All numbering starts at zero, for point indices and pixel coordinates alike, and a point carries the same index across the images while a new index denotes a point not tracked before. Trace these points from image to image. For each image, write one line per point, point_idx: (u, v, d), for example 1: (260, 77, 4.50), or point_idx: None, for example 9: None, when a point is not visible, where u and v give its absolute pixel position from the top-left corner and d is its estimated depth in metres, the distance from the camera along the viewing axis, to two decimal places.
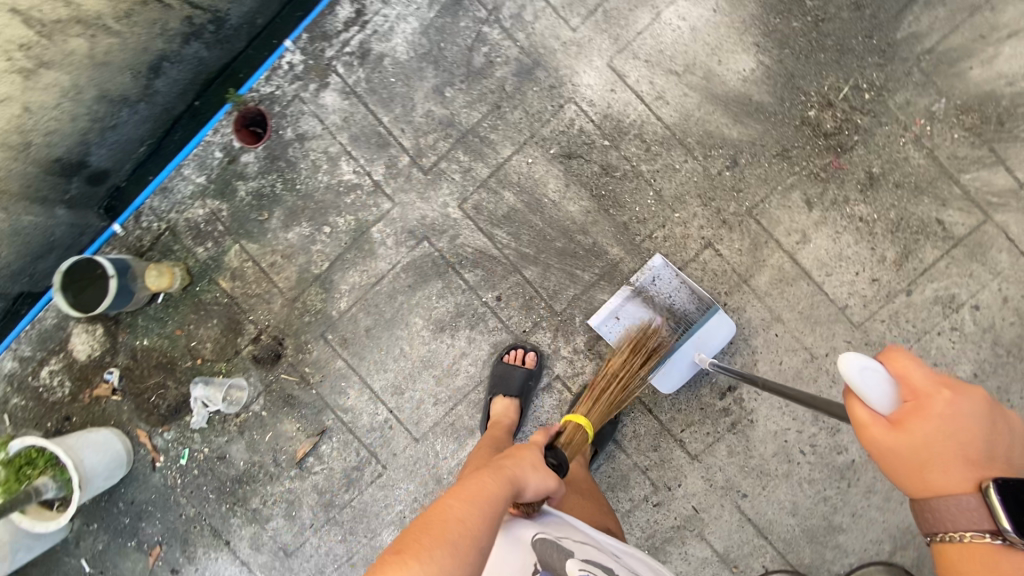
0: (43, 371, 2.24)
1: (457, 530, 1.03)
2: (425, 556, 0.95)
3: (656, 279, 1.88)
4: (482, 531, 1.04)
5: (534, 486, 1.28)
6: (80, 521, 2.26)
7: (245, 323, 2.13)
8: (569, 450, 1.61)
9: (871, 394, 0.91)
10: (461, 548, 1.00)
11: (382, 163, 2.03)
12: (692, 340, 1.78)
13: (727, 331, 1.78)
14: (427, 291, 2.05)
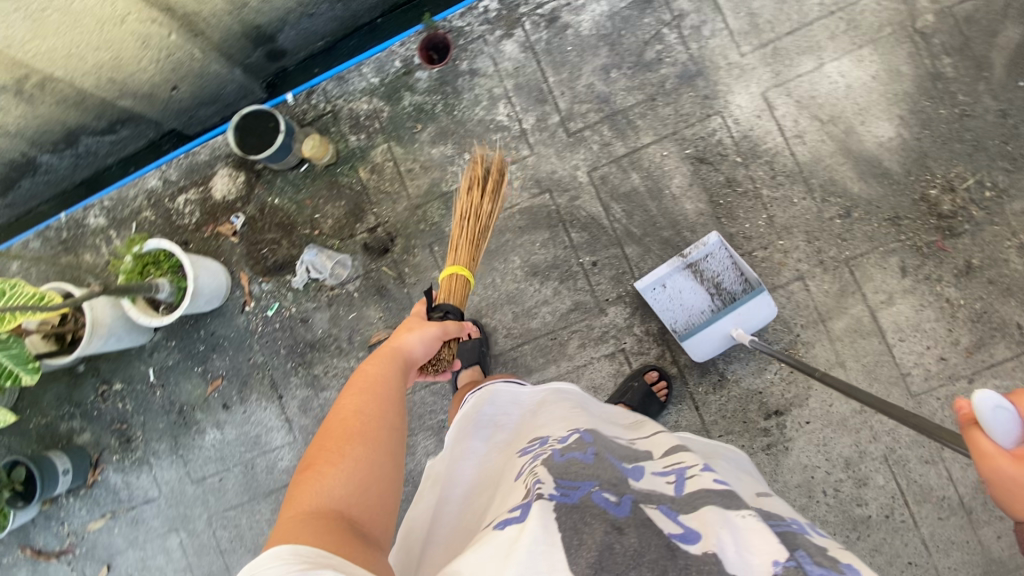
0: (180, 197, 2.49)
1: (352, 425, 1.30)
2: (329, 464, 1.21)
3: (710, 253, 2.05)
4: (373, 422, 1.33)
5: (417, 346, 1.58)
6: (160, 335, 2.48)
7: (367, 212, 2.36)
8: (448, 295, 1.81)
9: (998, 430, 0.95)
10: (363, 436, 1.28)
11: (534, 114, 2.24)
12: (733, 316, 1.96)
13: (768, 313, 1.95)
14: (534, 237, 2.23)
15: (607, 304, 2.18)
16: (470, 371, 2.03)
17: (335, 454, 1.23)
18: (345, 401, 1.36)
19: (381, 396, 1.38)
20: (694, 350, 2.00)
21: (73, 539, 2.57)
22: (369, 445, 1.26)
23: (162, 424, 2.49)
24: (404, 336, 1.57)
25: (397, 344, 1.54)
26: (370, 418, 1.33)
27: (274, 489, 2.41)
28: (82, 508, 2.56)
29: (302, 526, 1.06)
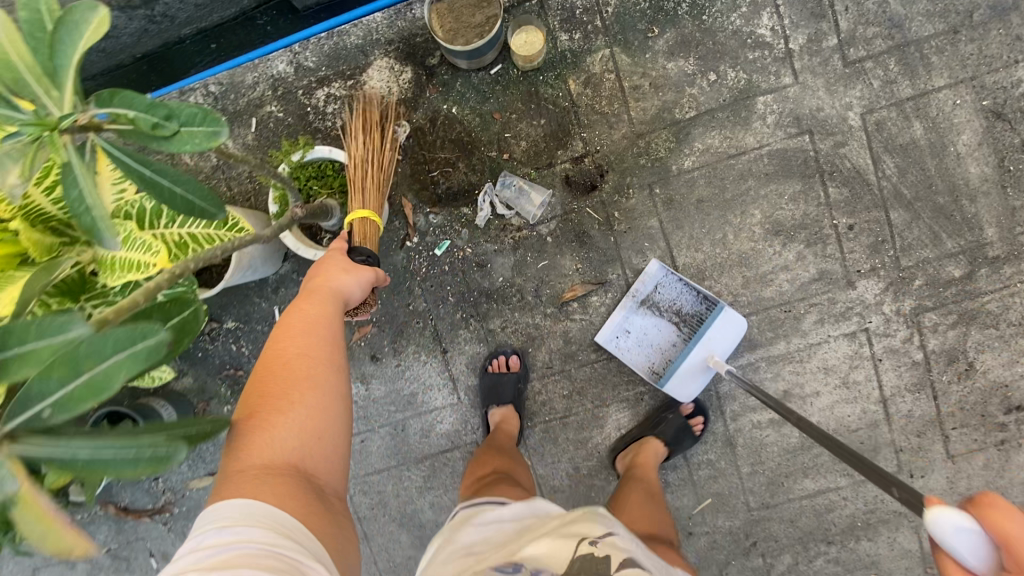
0: (320, 92, 1.92)
1: (289, 367, 1.18)
2: (284, 409, 1.11)
3: (658, 284, 1.90)
4: (328, 363, 1.21)
5: (351, 285, 1.37)
6: (290, 267, 2.00)
7: (572, 137, 1.88)
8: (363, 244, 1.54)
9: (965, 555, 0.80)
10: (311, 381, 1.16)
11: (806, 33, 1.80)
12: (703, 345, 1.84)
13: (738, 329, 1.84)
14: (783, 188, 1.86)
15: (856, 275, 1.88)
16: (502, 411, 1.95)
17: (282, 397, 1.13)
18: (280, 338, 1.22)
19: (322, 335, 1.24)
20: (677, 392, 1.88)
21: (171, 497, 2.17)
22: (312, 397, 1.15)
23: None
24: (343, 275, 1.37)
25: (333, 284, 1.34)
26: (312, 354, 1.20)
27: (428, 454, 2.07)
28: (183, 464, 2.15)
29: (255, 480, 1.01)
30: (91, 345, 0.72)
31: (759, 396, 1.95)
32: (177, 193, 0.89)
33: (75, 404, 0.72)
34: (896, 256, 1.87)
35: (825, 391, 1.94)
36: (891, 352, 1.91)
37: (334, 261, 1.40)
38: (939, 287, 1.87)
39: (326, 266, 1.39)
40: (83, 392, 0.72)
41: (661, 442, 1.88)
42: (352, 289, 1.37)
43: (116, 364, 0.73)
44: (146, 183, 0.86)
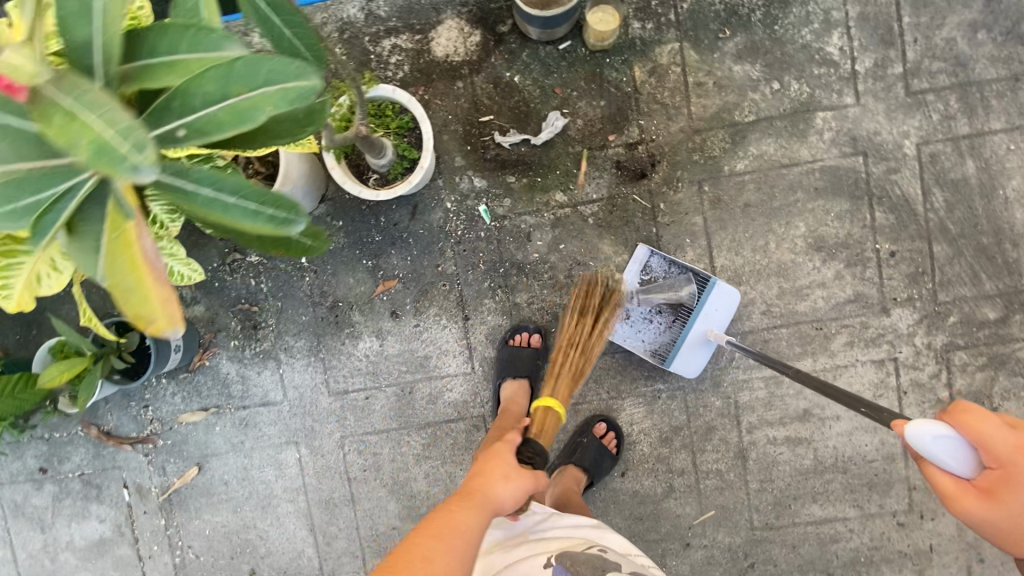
0: (386, 41, 1.92)
1: (413, 561, 1.05)
2: None
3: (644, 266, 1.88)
4: (454, 566, 1.08)
5: (511, 495, 1.29)
6: (325, 209, 1.96)
7: (629, 123, 1.88)
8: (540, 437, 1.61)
9: (947, 460, 0.94)
10: None
11: (874, 57, 1.83)
12: (702, 319, 1.78)
13: (731, 296, 1.78)
14: (830, 205, 1.86)
15: (891, 303, 1.87)
16: (516, 386, 1.90)
17: None
18: (414, 537, 1.12)
19: (467, 545, 1.13)
20: (685, 370, 1.83)
21: (156, 428, 2.09)
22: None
23: (304, 318, 2.01)
24: (505, 483, 1.30)
25: (494, 491, 1.27)
26: (448, 540, 1.12)
27: (431, 422, 2.01)
28: (176, 395, 2.07)
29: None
30: (245, 68, 0.77)
31: (778, 412, 1.92)
32: (287, 37, 0.99)
33: (206, 131, 0.81)
34: (933, 290, 1.86)
35: (846, 416, 1.91)
36: (916, 386, 1.88)
37: (500, 463, 1.35)
38: (973, 327, 1.86)
39: (498, 464, 1.34)
40: (223, 118, 0.79)
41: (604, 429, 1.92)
42: (509, 496, 1.29)
43: (265, 98, 0.78)
44: (263, 20, 0.97)
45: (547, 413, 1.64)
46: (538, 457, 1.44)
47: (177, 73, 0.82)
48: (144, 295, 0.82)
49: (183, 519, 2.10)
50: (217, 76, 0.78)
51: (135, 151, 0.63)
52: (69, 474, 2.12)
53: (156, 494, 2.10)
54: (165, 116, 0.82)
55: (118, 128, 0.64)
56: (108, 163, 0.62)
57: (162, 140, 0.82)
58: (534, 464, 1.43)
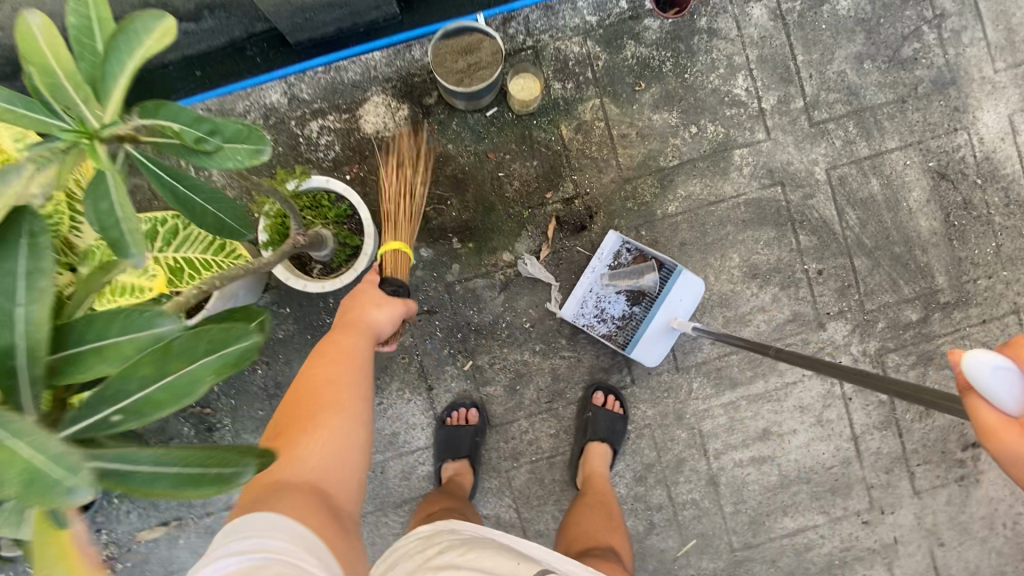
0: (314, 123, 1.92)
1: (314, 400, 1.15)
2: (316, 428, 1.10)
3: (615, 255, 1.91)
4: (358, 387, 1.20)
5: (387, 317, 1.38)
6: (270, 298, 1.92)
7: (563, 178, 1.94)
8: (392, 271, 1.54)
9: (1001, 395, 0.77)
10: (338, 406, 1.15)
11: (777, 94, 1.97)
12: (665, 308, 1.85)
13: (695, 286, 1.85)
14: (758, 234, 1.98)
15: (826, 317, 2.00)
16: (456, 463, 1.93)
17: (303, 429, 1.10)
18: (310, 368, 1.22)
19: (357, 367, 1.22)
20: (646, 357, 1.90)
21: (113, 552, 1.95)
22: (350, 404, 1.16)
23: (262, 413, 1.94)
24: (376, 309, 1.37)
25: (368, 317, 1.35)
26: (339, 365, 1.21)
27: (408, 499, 1.97)
28: (132, 513, 1.95)
29: (276, 496, 0.98)
30: (181, 345, 0.76)
31: (740, 434, 2.00)
32: (207, 209, 0.97)
33: (144, 411, 0.74)
34: (860, 300, 2.00)
35: (802, 430, 2.01)
36: (860, 392, 2.01)
37: (368, 295, 1.40)
38: (900, 330, 2.01)
39: (361, 297, 1.40)
40: (162, 396, 0.74)
41: (603, 443, 1.90)
42: (386, 321, 1.38)
43: (203, 368, 0.76)
44: (180, 201, 0.93)
45: (397, 255, 1.55)
46: (400, 290, 1.50)
47: (110, 362, 0.77)
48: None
49: None
50: (155, 359, 0.75)
51: (63, 473, 0.58)
52: None
53: None
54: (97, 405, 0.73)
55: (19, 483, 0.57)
56: (40, 494, 0.57)
57: (89, 430, 0.73)
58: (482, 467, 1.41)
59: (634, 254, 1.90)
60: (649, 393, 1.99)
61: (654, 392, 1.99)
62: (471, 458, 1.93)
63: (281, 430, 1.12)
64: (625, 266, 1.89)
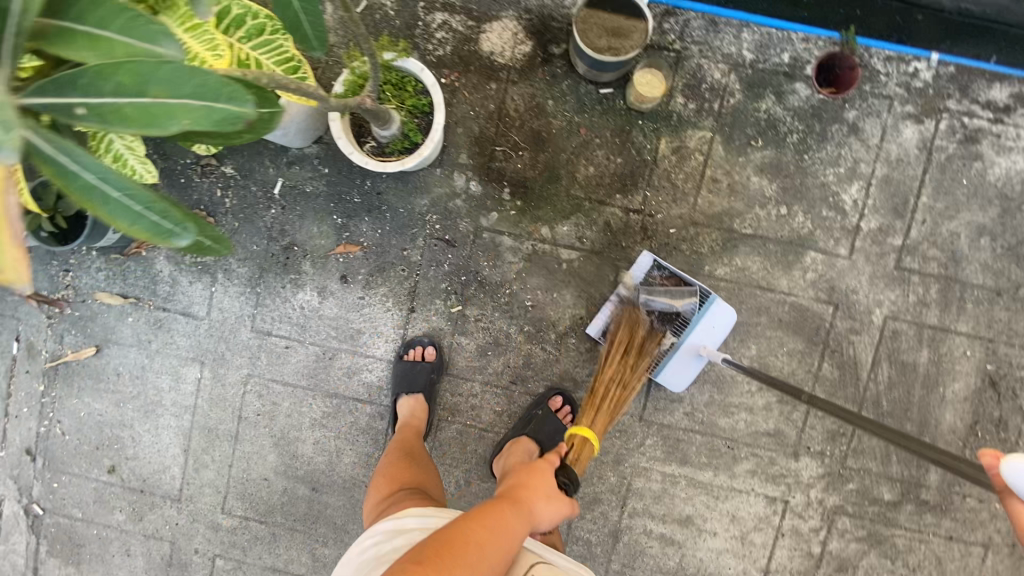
0: (439, 15, 1.87)
1: (456, 542, 1.17)
2: (462, 565, 1.13)
3: (647, 274, 1.82)
4: (502, 541, 1.23)
5: (547, 516, 1.41)
6: (317, 152, 1.91)
7: (637, 189, 1.87)
8: (575, 467, 1.66)
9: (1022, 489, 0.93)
10: (482, 547, 1.18)
11: (881, 220, 1.85)
12: (697, 335, 1.72)
13: (729, 317, 1.71)
14: (785, 340, 1.89)
15: (804, 450, 1.91)
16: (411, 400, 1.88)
17: (454, 557, 1.13)
18: (477, 515, 1.26)
19: (513, 538, 1.25)
20: (673, 383, 1.80)
21: (69, 296, 2.01)
22: (496, 540, 1.22)
23: (255, 248, 1.95)
24: (545, 501, 1.42)
25: (537, 507, 1.39)
26: (499, 540, 1.23)
27: (340, 394, 1.99)
28: (101, 272, 2.00)
29: None
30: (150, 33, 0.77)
31: (664, 509, 1.95)
32: None
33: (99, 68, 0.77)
34: (845, 453, 1.91)
35: (722, 536, 1.95)
36: (795, 533, 1.94)
37: (541, 480, 1.47)
38: (865, 501, 1.92)
39: (538, 481, 1.46)
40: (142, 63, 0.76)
41: (535, 445, 1.84)
42: (548, 518, 1.42)
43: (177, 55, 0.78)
44: None
45: (585, 443, 1.67)
46: (569, 485, 1.56)
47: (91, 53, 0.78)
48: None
49: (63, 393, 2.04)
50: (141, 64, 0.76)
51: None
52: None
53: (44, 358, 2.04)
54: (66, 88, 0.78)
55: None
56: None
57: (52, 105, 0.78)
58: (567, 490, 1.55)
59: (667, 276, 1.81)
60: None
61: (608, 427, 1.94)
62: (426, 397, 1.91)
63: (419, 564, 1.10)
64: (658, 285, 1.80)
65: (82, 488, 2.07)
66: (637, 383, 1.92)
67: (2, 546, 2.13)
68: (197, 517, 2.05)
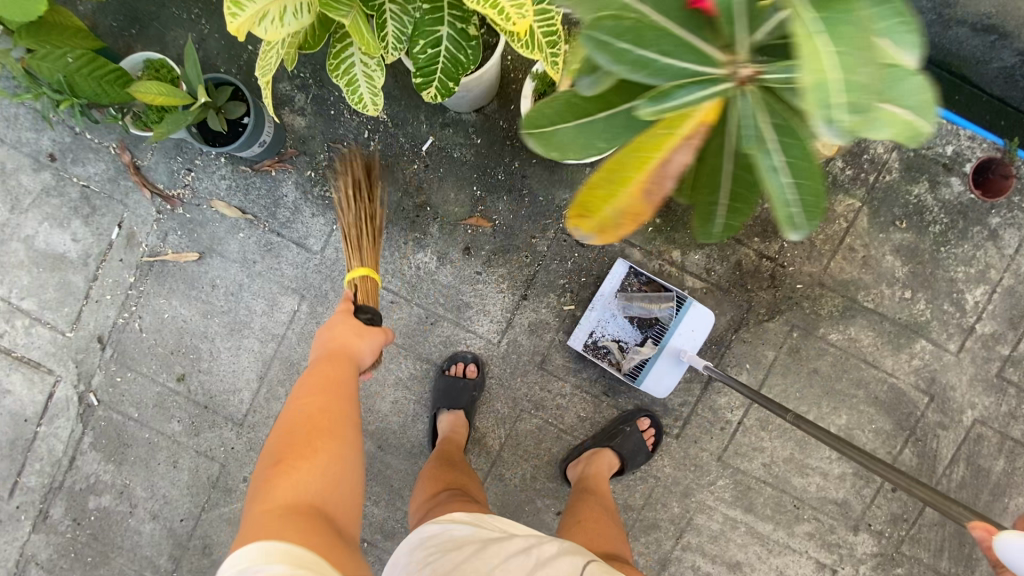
0: None
1: (318, 424, 1.20)
2: (316, 458, 1.14)
3: (627, 282, 1.90)
4: (343, 416, 1.24)
5: (370, 348, 1.40)
6: (474, 120, 1.89)
7: (775, 237, 1.89)
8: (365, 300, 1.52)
9: None
10: (333, 436, 1.19)
11: (995, 327, 1.90)
12: (672, 339, 1.81)
13: (707, 319, 1.78)
14: (875, 417, 1.93)
15: (864, 525, 1.96)
16: (453, 417, 1.91)
17: (307, 448, 1.15)
18: (309, 394, 1.25)
19: (346, 404, 1.26)
20: (654, 389, 1.86)
21: (184, 196, 1.95)
22: (338, 429, 1.21)
23: (387, 198, 1.92)
24: (360, 339, 1.38)
25: (354, 348, 1.37)
26: (333, 409, 1.24)
27: (431, 361, 1.97)
28: (224, 181, 1.94)
29: (281, 523, 1.01)
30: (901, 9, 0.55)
31: (716, 549, 1.98)
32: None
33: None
34: (902, 538, 1.95)
35: None
36: None
37: (347, 325, 1.39)
38: None
39: (343, 328, 1.38)
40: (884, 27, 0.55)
41: (617, 457, 1.86)
42: (369, 351, 1.40)
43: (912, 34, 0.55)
44: None
45: (366, 282, 1.53)
46: (374, 317, 1.45)
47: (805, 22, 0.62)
48: (612, 196, 0.64)
49: (153, 290, 1.99)
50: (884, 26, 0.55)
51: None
52: (73, 179, 1.96)
53: (143, 251, 1.98)
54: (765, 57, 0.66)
55: (852, 81, 0.49)
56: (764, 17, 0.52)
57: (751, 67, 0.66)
58: (373, 321, 1.45)
59: (645, 282, 1.90)
60: (680, 455, 1.96)
61: (684, 458, 1.96)
62: (467, 411, 1.93)
63: (279, 466, 1.12)
64: (637, 292, 1.90)
65: (146, 389, 2.02)
66: (724, 423, 1.95)
67: (44, 428, 2.04)
68: (255, 445, 2.02)
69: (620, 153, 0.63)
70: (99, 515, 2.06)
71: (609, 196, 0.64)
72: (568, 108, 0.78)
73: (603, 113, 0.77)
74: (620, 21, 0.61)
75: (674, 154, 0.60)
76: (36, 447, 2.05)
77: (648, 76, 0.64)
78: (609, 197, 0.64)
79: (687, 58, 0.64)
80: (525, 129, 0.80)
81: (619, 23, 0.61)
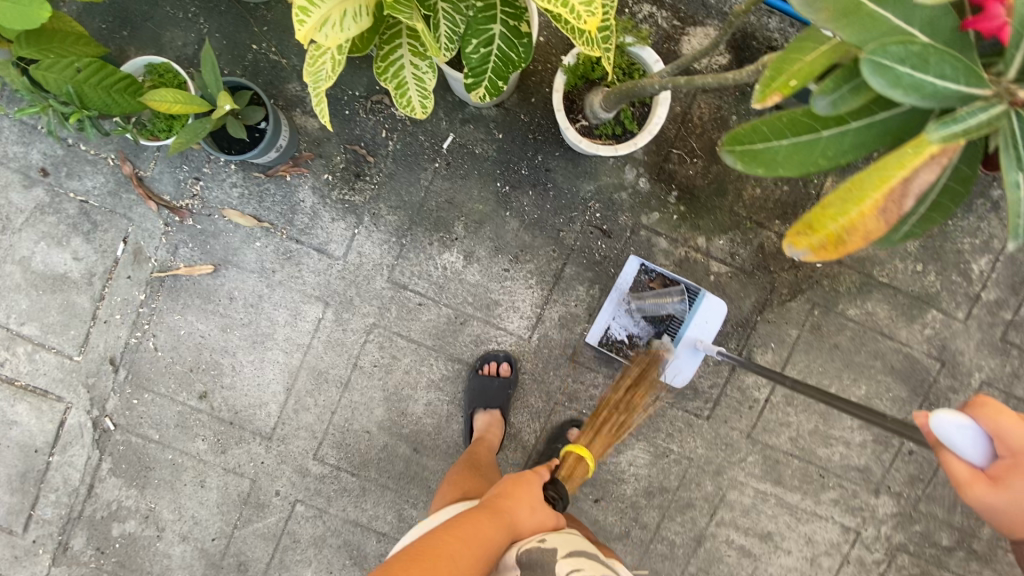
0: (646, 7, 1.85)
1: (440, 556, 1.14)
2: None
3: (635, 280, 1.89)
4: (472, 563, 1.16)
5: (529, 526, 1.33)
6: (495, 115, 1.86)
7: (794, 218, 1.94)
8: (569, 481, 1.60)
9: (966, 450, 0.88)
10: (454, 566, 1.13)
11: (998, 294, 2.00)
12: (688, 331, 1.75)
13: (719, 309, 1.72)
14: (892, 386, 2.02)
15: (884, 488, 2.06)
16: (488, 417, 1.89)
17: (431, 566, 1.11)
18: (455, 526, 1.22)
19: (479, 550, 1.19)
20: (673, 379, 1.82)
21: (193, 206, 1.87)
22: (458, 553, 1.16)
23: (410, 198, 1.88)
24: (529, 512, 1.34)
25: (514, 516, 1.31)
26: (469, 554, 1.17)
27: (463, 360, 1.96)
28: (236, 188, 1.86)
29: None
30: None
31: (749, 522, 2.05)
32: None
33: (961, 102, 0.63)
34: (919, 497, 2.07)
35: (794, 555, 2.07)
36: (859, 562, 2.08)
37: (523, 493, 1.38)
38: (926, 543, 2.09)
39: (524, 489, 1.39)
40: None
41: None
42: (530, 529, 1.33)
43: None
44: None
45: (578, 462, 1.60)
46: (559, 500, 1.51)
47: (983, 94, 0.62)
48: (838, 218, 0.69)
49: (165, 307, 1.91)
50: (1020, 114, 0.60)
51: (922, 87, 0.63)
52: (69, 194, 1.86)
53: (152, 266, 1.89)
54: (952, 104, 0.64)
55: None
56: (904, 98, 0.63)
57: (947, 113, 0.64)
58: (555, 504, 1.50)
59: (654, 278, 1.88)
60: (711, 436, 2.02)
61: (715, 438, 2.02)
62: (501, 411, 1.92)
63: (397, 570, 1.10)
64: (648, 290, 1.86)
65: (166, 409, 1.95)
66: (753, 402, 2.01)
67: (57, 457, 1.95)
68: (286, 458, 1.98)
69: (859, 173, 0.66)
70: (124, 543, 1.98)
71: (839, 213, 0.68)
72: (790, 125, 0.77)
73: (831, 131, 0.75)
74: (906, 46, 0.61)
75: (916, 167, 0.74)
76: (50, 478, 1.95)
77: (920, 98, 0.63)
78: (842, 210, 0.67)
79: (958, 80, 0.63)
80: (724, 144, 0.80)
81: (905, 47, 0.61)
